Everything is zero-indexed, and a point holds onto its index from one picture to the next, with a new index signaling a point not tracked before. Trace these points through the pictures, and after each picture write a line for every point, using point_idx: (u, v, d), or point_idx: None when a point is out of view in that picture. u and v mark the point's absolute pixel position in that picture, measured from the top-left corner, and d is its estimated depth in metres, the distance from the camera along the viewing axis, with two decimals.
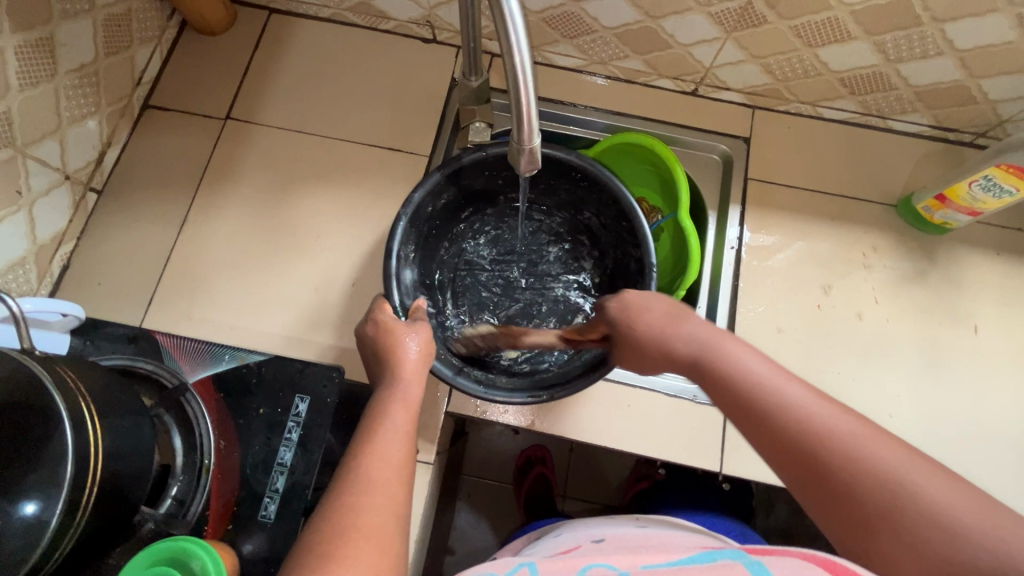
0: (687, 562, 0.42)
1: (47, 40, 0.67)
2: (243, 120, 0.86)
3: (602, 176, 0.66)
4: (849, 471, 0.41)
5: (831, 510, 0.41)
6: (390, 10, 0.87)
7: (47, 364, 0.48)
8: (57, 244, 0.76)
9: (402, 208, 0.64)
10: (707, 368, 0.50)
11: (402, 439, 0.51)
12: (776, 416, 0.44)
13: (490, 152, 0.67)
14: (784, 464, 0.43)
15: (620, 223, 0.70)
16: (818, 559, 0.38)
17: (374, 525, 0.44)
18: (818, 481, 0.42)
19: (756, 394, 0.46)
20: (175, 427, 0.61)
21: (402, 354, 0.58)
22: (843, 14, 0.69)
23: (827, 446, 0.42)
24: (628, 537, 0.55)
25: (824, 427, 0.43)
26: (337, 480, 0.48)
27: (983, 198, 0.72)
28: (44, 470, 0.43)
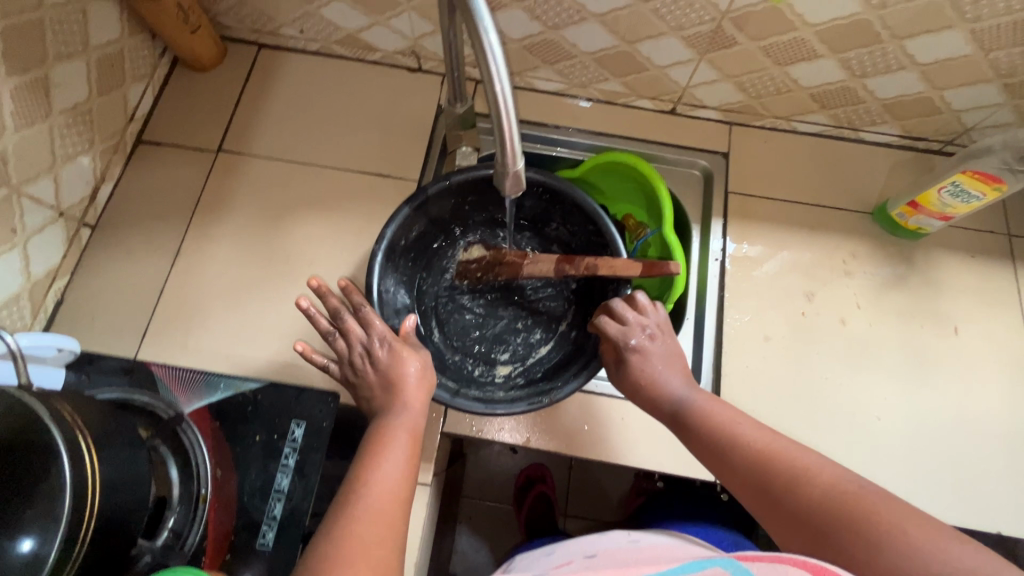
0: (678, 574, 0.43)
1: (41, 82, 0.69)
2: (235, 152, 0.88)
3: (564, 189, 0.70)
4: (801, 494, 0.49)
5: (796, 529, 0.48)
6: (376, 42, 0.90)
7: (45, 400, 0.49)
8: (51, 279, 0.77)
9: (376, 244, 0.67)
10: (686, 410, 0.59)
11: (403, 470, 0.52)
12: (740, 446, 0.54)
13: (453, 181, 0.71)
14: (749, 489, 0.52)
15: (587, 227, 0.74)
16: (807, 565, 0.38)
17: (376, 562, 0.45)
18: (776, 503, 0.50)
19: (723, 429, 0.56)
20: (172, 458, 0.61)
21: (403, 380, 0.58)
22: (808, 34, 0.72)
23: (783, 471, 0.51)
24: (620, 552, 0.56)
25: (778, 454, 0.52)
26: (338, 510, 0.49)
27: (953, 203, 0.75)
28: (42, 505, 0.44)
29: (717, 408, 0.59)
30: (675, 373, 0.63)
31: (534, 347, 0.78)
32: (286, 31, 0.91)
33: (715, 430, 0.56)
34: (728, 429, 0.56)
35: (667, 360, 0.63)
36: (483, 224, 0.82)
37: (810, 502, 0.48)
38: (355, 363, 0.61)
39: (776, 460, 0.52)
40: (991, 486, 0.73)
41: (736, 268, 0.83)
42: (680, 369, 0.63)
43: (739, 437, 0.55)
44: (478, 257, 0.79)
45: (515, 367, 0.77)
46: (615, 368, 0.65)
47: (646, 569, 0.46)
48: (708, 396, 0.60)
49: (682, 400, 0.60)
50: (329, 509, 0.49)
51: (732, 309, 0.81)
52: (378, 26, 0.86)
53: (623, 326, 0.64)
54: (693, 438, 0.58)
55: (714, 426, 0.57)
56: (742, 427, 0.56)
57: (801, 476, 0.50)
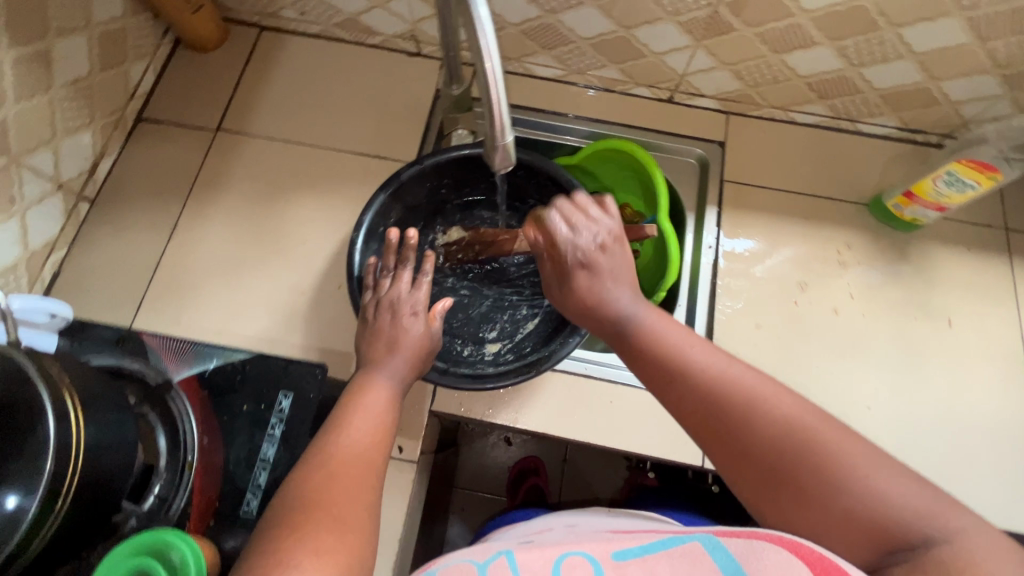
0: (658, 549, 0.42)
1: (43, 55, 0.70)
2: (234, 132, 0.89)
3: (537, 163, 0.71)
4: (752, 428, 0.46)
5: (737, 466, 0.47)
6: (376, 25, 0.91)
7: (35, 358, 0.50)
8: (49, 251, 0.78)
9: (355, 230, 0.68)
10: (635, 331, 0.53)
11: (381, 417, 0.53)
12: (687, 375, 0.49)
13: (426, 165, 0.71)
14: (693, 419, 0.48)
15: (563, 199, 0.75)
16: (784, 542, 0.38)
17: (357, 494, 0.45)
18: (726, 440, 0.47)
19: (666, 353, 0.51)
20: (160, 426, 0.61)
21: (404, 332, 0.60)
22: (804, 20, 0.72)
23: (733, 402, 0.47)
24: (598, 524, 0.56)
25: (726, 381, 0.48)
26: (313, 451, 0.49)
27: (948, 193, 0.75)
28: (28, 459, 0.44)
29: (668, 333, 0.52)
30: (622, 289, 0.56)
31: (521, 324, 0.78)
32: (287, 13, 0.92)
33: (662, 358, 0.51)
34: (675, 356, 0.50)
35: (617, 275, 0.56)
36: (462, 206, 0.82)
37: (760, 436, 0.45)
38: (381, 305, 0.63)
39: (722, 387, 0.47)
40: (981, 478, 0.73)
41: (729, 261, 0.83)
42: (630, 283, 0.57)
43: (684, 361, 0.50)
44: (458, 240, 0.80)
45: (504, 344, 0.77)
46: (558, 280, 0.58)
47: (624, 540, 0.46)
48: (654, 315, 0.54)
49: (630, 326, 0.54)
50: (305, 451, 0.50)
51: (723, 296, 0.81)
52: (378, 8, 0.87)
53: (574, 235, 0.56)
54: (639, 362, 0.52)
55: (664, 353, 0.51)
56: (687, 349, 0.50)
57: (756, 407, 0.46)
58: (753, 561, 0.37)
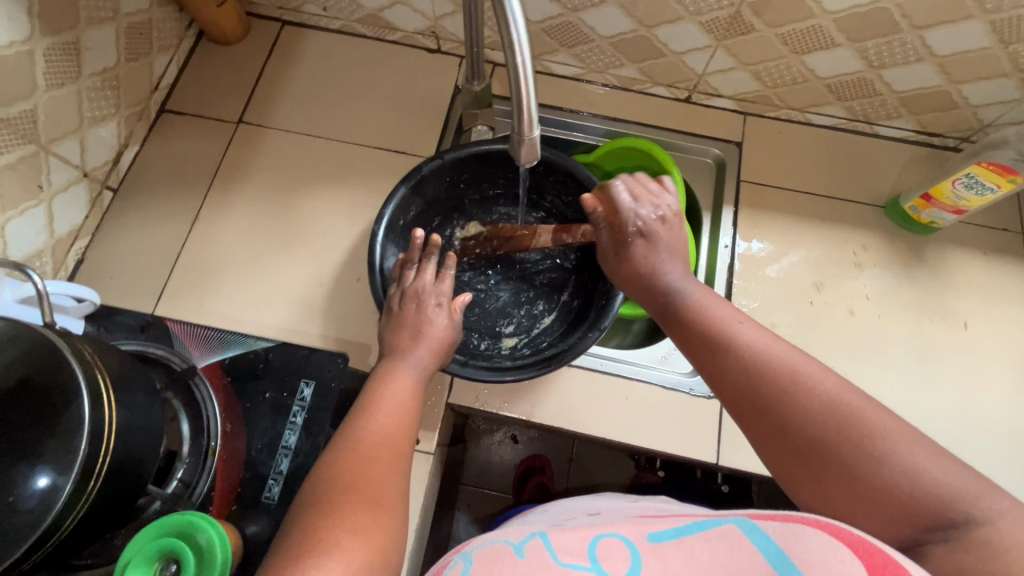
0: (692, 532, 0.42)
1: (73, 44, 0.71)
2: (255, 124, 0.90)
3: (557, 159, 0.72)
4: (797, 400, 0.47)
5: (773, 442, 0.48)
6: (397, 22, 0.91)
7: (69, 340, 0.51)
8: (73, 238, 0.79)
9: (377, 223, 0.68)
10: (685, 304, 0.58)
11: (406, 405, 0.54)
12: (732, 346, 0.52)
13: (447, 159, 0.72)
14: (734, 393, 0.51)
15: (582, 195, 0.76)
16: (822, 525, 0.37)
17: (386, 476, 0.46)
18: (767, 412, 0.48)
19: (712, 329, 0.54)
20: (184, 412, 0.62)
21: (428, 323, 0.62)
22: (826, 22, 0.73)
23: (776, 376, 0.48)
24: (624, 510, 0.56)
25: (770, 358, 0.50)
26: (346, 434, 0.50)
27: (966, 196, 0.75)
28: (62, 438, 0.45)
29: (716, 312, 0.56)
30: (675, 266, 0.63)
31: (537, 319, 0.79)
32: (309, 8, 0.93)
33: (707, 334, 0.54)
34: (721, 333, 0.53)
35: (671, 252, 0.64)
36: (479, 202, 0.83)
37: (801, 412, 0.46)
38: (406, 296, 0.64)
39: (768, 359, 0.50)
40: (996, 481, 0.73)
41: (745, 260, 0.83)
42: (682, 263, 0.64)
43: (729, 337, 0.53)
44: (476, 235, 0.81)
45: (520, 339, 0.78)
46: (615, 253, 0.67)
47: (659, 523, 0.45)
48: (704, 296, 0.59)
49: (681, 299, 0.59)
50: (334, 436, 0.51)
51: (739, 295, 0.82)
52: (400, 5, 0.88)
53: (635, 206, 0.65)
54: (686, 331, 0.56)
55: (709, 329, 0.54)
56: (733, 327, 0.54)
57: (798, 382, 0.47)
58: (792, 541, 0.36)
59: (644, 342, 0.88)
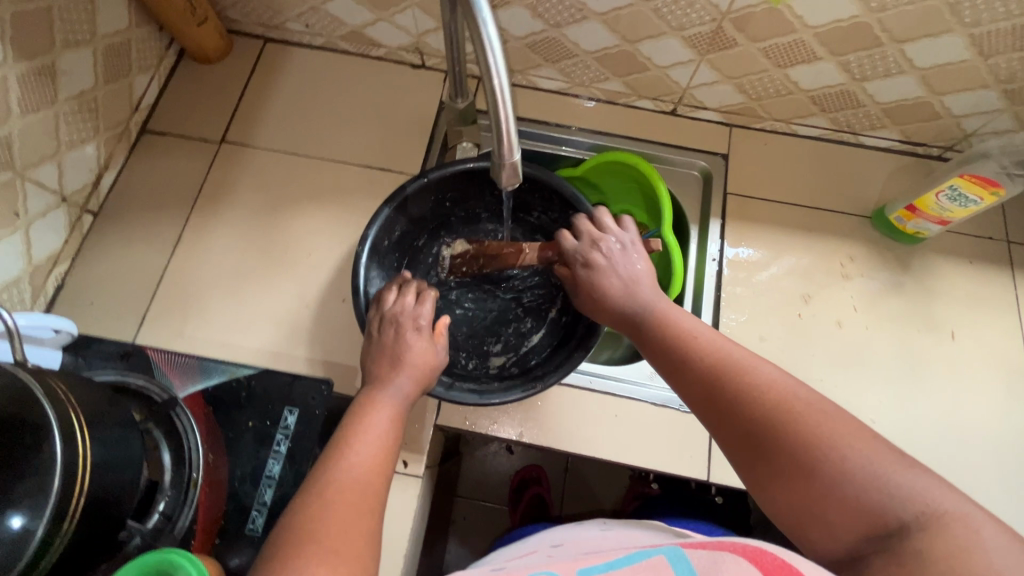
0: (623, 565, 0.42)
1: (48, 69, 0.70)
2: (238, 144, 0.89)
3: (542, 177, 0.71)
4: (749, 407, 0.48)
5: (732, 438, 0.49)
6: (380, 38, 0.91)
7: (40, 377, 0.49)
8: (52, 264, 0.78)
9: (360, 246, 0.67)
10: (647, 317, 0.58)
11: (383, 441, 0.53)
12: (688, 358, 0.53)
13: (431, 178, 0.71)
14: (696, 393, 0.51)
15: (567, 212, 0.74)
16: (747, 553, 0.37)
17: (353, 525, 0.45)
18: (723, 420, 0.49)
19: (674, 335, 0.55)
20: (165, 442, 0.61)
21: (408, 351, 0.60)
22: (808, 36, 0.73)
23: (738, 375, 0.49)
24: (588, 542, 0.55)
25: (731, 360, 0.51)
26: (315, 476, 0.49)
27: (951, 207, 0.75)
28: (33, 480, 0.44)
29: (679, 321, 0.57)
30: (641, 284, 0.61)
31: (525, 337, 0.79)
32: (292, 25, 0.92)
33: (670, 338, 0.55)
34: (683, 336, 0.55)
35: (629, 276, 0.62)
36: (466, 218, 0.82)
37: (757, 409, 0.47)
38: (385, 320, 0.63)
39: (722, 369, 0.50)
40: (986, 491, 0.73)
41: (733, 272, 0.83)
42: (647, 281, 0.62)
43: (691, 343, 0.54)
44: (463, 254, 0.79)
45: (508, 357, 0.77)
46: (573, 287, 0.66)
47: (594, 558, 0.46)
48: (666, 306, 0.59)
49: (644, 314, 0.59)
50: (307, 475, 0.50)
51: (728, 309, 0.81)
52: (383, 21, 0.87)
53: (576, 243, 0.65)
54: (648, 345, 0.57)
55: (672, 334, 0.55)
56: (693, 334, 0.54)
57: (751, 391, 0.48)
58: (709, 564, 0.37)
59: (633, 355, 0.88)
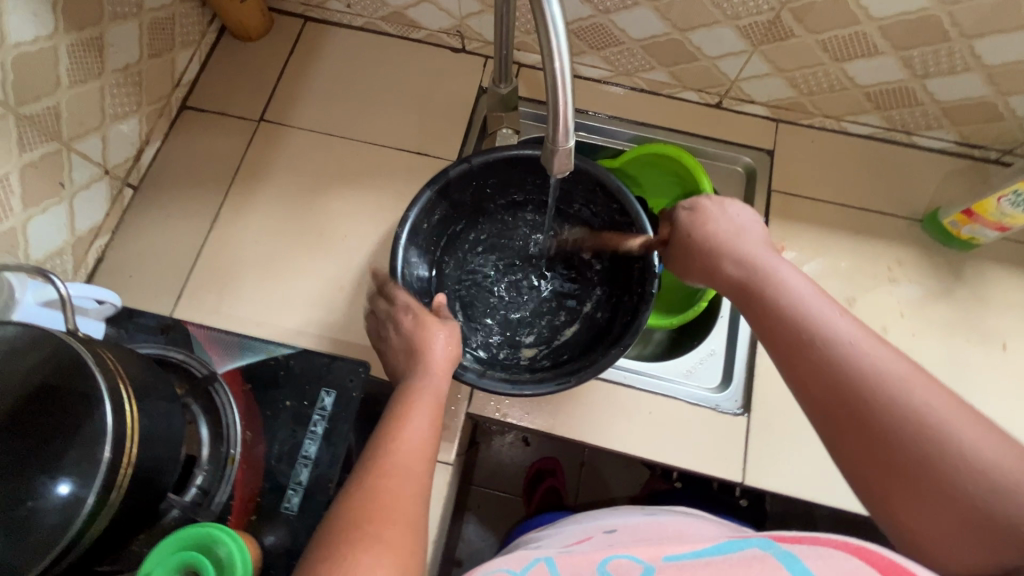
0: (713, 553, 0.41)
1: (96, 40, 0.70)
2: (276, 123, 0.88)
3: (586, 168, 0.69)
4: (885, 409, 0.42)
5: (855, 441, 0.44)
6: (422, 20, 0.89)
7: (89, 346, 0.50)
8: (94, 236, 0.78)
9: (399, 227, 0.66)
10: (758, 281, 0.54)
11: (429, 427, 0.53)
12: (814, 334, 0.47)
13: (473, 163, 0.70)
14: (824, 392, 0.45)
15: (612, 207, 0.72)
16: (851, 548, 0.36)
17: (406, 504, 0.46)
18: (848, 415, 0.44)
19: (803, 325, 0.48)
20: (203, 417, 0.61)
21: (432, 348, 0.60)
22: (871, 29, 0.70)
23: (879, 391, 0.43)
24: (639, 528, 0.54)
25: (874, 371, 0.44)
26: (366, 462, 0.49)
27: (1012, 213, 0.72)
28: (85, 449, 0.45)
29: (812, 309, 0.49)
30: (750, 247, 0.57)
31: (558, 330, 0.78)
32: (333, 4, 0.91)
33: (798, 331, 0.48)
34: (813, 331, 0.48)
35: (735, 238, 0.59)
36: (505, 206, 0.81)
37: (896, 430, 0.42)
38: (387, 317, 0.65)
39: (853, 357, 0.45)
40: None
41: None
42: (757, 244, 0.58)
43: (828, 341, 0.47)
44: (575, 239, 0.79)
45: (540, 349, 0.77)
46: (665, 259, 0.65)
47: (679, 546, 0.44)
48: (800, 288, 0.52)
49: (755, 278, 0.54)
50: (359, 458, 0.51)
51: None
52: (426, 3, 0.86)
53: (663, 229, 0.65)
54: (754, 308, 0.53)
55: (800, 328, 0.48)
56: (825, 328, 0.47)
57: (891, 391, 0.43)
58: (820, 560, 0.35)
59: (666, 352, 0.87)
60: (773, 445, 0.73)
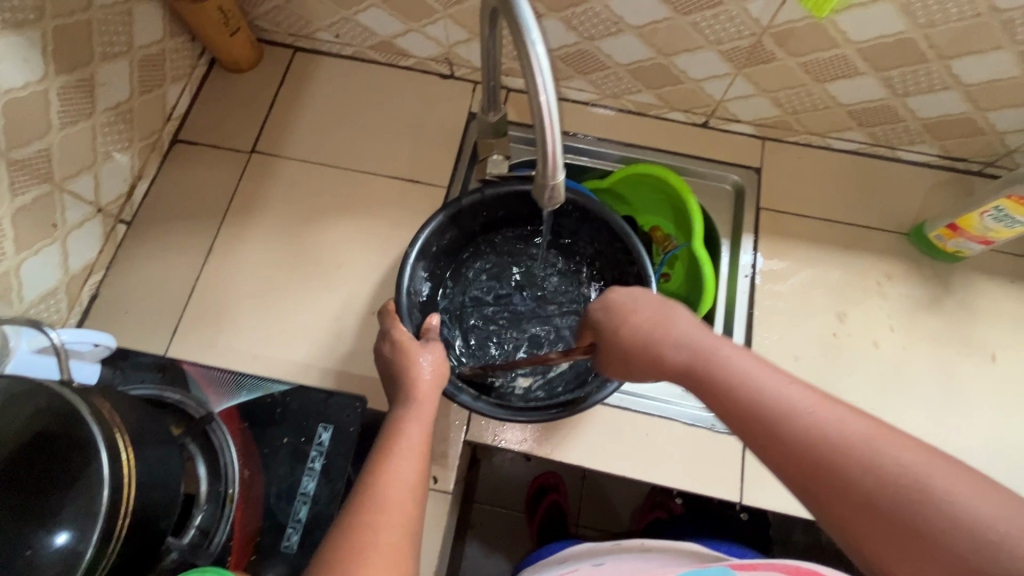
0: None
1: (86, 81, 0.71)
2: (268, 153, 0.89)
3: (595, 208, 0.71)
4: (879, 488, 0.38)
5: (868, 533, 0.39)
6: (410, 48, 0.90)
7: (84, 395, 0.50)
8: (87, 273, 0.78)
9: (409, 248, 0.68)
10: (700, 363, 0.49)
11: (416, 459, 0.53)
12: (782, 421, 0.43)
13: (486, 193, 0.71)
14: (787, 463, 0.42)
15: (615, 245, 0.74)
16: (798, 574, 0.46)
17: (390, 544, 0.46)
18: (846, 503, 0.40)
19: (747, 393, 0.45)
20: (201, 456, 0.61)
21: (416, 375, 0.59)
22: (850, 51, 0.72)
23: (835, 449, 0.40)
24: (625, 558, 0.60)
25: (825, 427, 0.41)
26: (359, 499, 0.49)
27: (995, 227, 0.73)
28: (82, 499, 0.45)
29: (753, 375, 0.46)
30: (680, 323, 0.52)
31: (555, 363, 0.78)
32: (321, 35, 0.92)
33: (746, 405, 0.44)
34: (761, 398, 0.44)
35: (664, 318, 0.52)
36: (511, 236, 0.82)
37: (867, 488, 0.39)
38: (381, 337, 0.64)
39: (828, 438, 0.41)
40: None
41: (766, 287, 0.82)
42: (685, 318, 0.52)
43: (780, 406, 0.43)
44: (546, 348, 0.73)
45: (535, 380, 0.77)
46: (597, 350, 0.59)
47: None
48: (732, 350, 0.48)
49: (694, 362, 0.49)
50: (350, 495, 0.51)
51: (761, 326, 0.80)
52: (414, 32, 0.87)
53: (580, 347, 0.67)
54: (710, 399, 0.47)
55: (748, 396, 0.45)
56: (768, 390, 0.44)
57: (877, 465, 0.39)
58: None
59: None
60: None
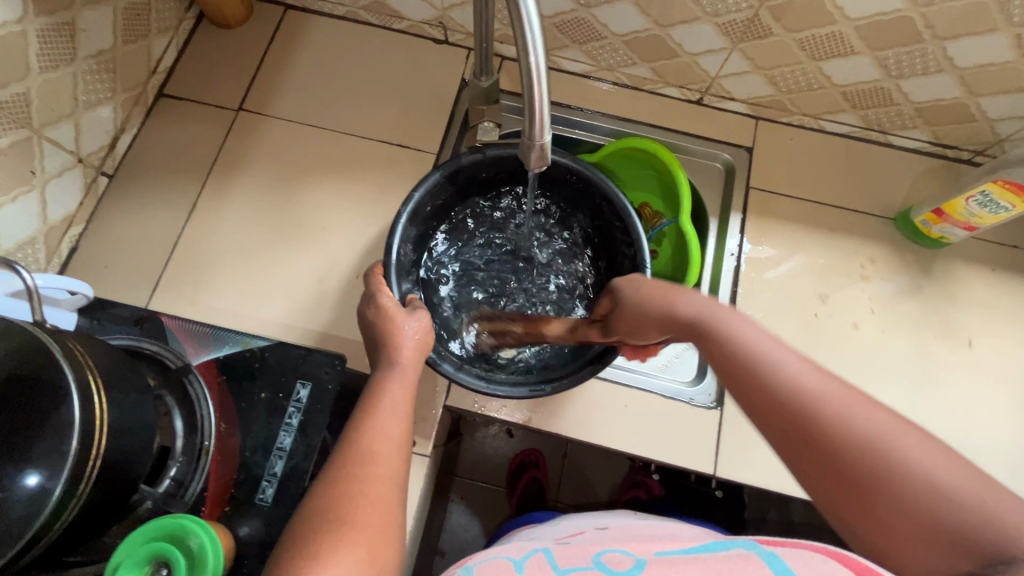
0: (700, 553, 0.42)
1: (68, 25, 0.69)
2: (255, 112, 0.87)
3: (597, 180, 0.69)
4: (839, 452, 0.39)
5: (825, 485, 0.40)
6: (403, 10, 0.89)
7: (57, 337, 0.50)
8: (67, 225, 0.77)
9: (403, 206, 0.67)
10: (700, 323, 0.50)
11: (401, 416, 0.54)
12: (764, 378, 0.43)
13: (488, 154, 0.70)
14: (763, 417, 0.43)
15: (613, 223, 0.73)
16: (831, 552, 0.36)
17: (381, 494, 0.47)
18: (811, 456, 0.40)
19: (740, 355, 0.45)
20: (177, 408, 0.61)
21: (400, 339, 0.59)
22: (846, 28, 0.71)
23: (818, 416, 0.40)
24: (632, 526, 0.56)
25: (816, 397, 0.41)
26: (341, 457, 0.49)
27: (979, 213, 0.74)
28: (52, 439, 0.44)
29: (746, 335, 0.47)
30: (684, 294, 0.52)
31: None
32: None
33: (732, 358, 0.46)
34: (750, 354, 0.45)
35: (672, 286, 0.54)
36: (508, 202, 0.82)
37: (849, 463, 0.39)
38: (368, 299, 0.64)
39: (805, 400, 0.41)
40: None
41: (751, 268, 0.82)
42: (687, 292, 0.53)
43: (764, 367, 0.44)
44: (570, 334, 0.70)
45: (519, 351, 0.77)
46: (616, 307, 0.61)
47: (665, 545, 0.45)
48: (736, 319, 0.48)
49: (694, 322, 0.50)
50: (333, 451, 0.51)
51: (744, 304, 0.81)
52: None
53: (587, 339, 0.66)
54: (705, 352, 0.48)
55: (735, 351, 0.46)
56: (766, 358, 0.44)
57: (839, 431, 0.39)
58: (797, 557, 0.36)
59: None
60: (746, 439, 0.75)
